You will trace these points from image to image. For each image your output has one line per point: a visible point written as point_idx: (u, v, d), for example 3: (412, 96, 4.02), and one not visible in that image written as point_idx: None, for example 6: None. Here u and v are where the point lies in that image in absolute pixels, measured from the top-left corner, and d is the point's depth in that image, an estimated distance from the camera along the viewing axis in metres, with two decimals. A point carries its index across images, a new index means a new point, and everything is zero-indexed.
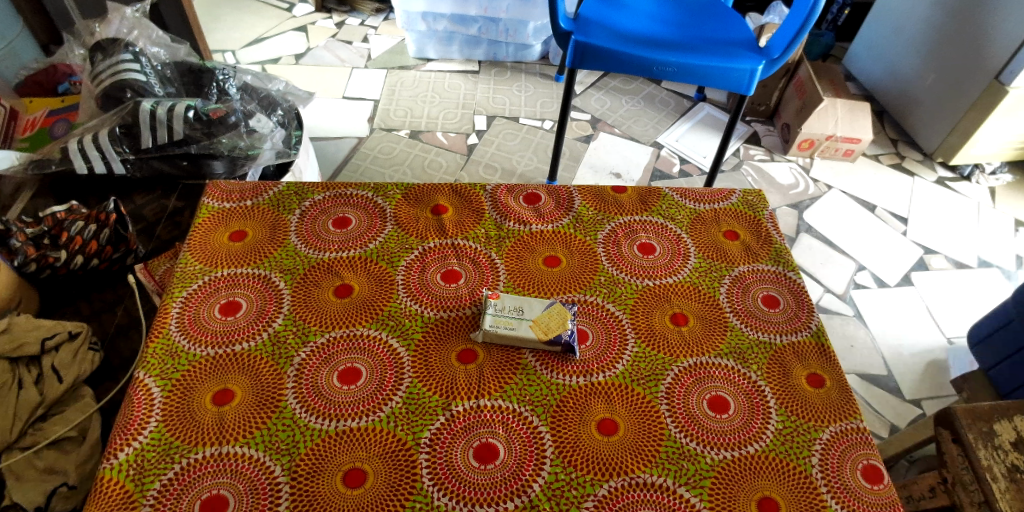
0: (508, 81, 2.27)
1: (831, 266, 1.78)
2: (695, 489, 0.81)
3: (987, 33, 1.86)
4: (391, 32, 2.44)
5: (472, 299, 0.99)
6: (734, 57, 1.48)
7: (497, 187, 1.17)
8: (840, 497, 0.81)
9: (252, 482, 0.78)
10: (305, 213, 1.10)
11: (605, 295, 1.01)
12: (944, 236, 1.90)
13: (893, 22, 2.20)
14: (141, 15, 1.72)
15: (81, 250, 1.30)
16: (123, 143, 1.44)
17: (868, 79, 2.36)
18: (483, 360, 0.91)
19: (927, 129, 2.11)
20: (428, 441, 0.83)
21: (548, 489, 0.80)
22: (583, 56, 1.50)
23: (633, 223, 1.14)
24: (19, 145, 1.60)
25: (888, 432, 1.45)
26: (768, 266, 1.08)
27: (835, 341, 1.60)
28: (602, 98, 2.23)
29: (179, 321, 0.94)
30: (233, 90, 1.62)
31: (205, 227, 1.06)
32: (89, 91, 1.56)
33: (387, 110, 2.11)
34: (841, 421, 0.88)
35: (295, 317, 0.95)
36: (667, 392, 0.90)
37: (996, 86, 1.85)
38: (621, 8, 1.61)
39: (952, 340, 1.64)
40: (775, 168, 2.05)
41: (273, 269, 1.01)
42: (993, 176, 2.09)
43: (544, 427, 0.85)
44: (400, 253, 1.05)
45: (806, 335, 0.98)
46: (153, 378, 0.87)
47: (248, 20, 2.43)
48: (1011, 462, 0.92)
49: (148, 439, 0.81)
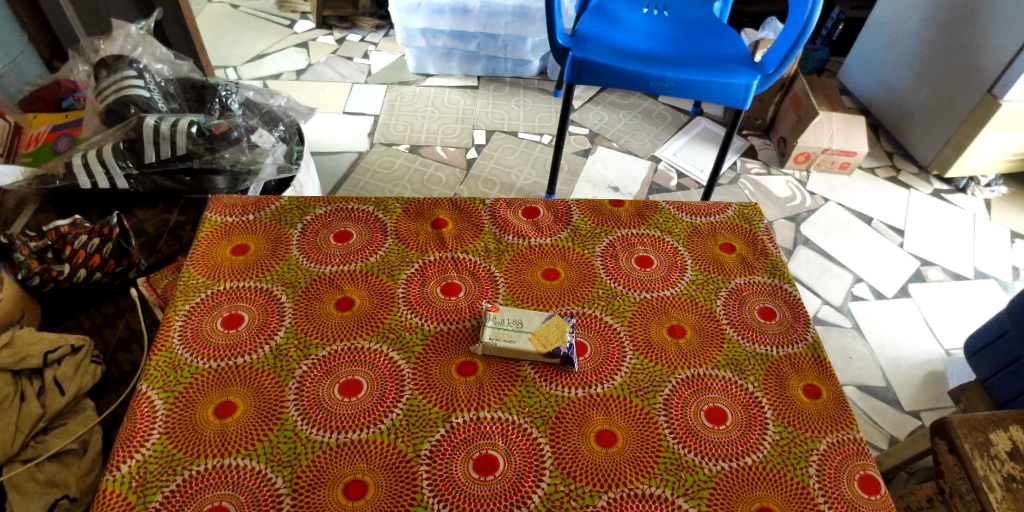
0: (507, 96, 2.29)
1: (828, 278, 1.80)
2: (694, 499, 0.82)
3: (980, 47, 1.89)
4: (391, 48, 2.47)
5: (472, 312, 1.00)
6: (730, 72, 1.50)
7: (497, 202, 1.19)
8: (836, 505, 0.82)
9: (253, 494, 0.79)
10: (306, 227, 1.12)
11: (603, 307, 1.03)
12: (941, 247, 1.92)
13: (887, 37, 2.23)
14: (145, 33, 1.74)
15: (83, 264, 1.31)
16: (127, 158, 1.45)
17: (862, 93, 2.39)
18: (483, 373, 0.92)
19: (922, 142, 2.14)
20: (428, 452, 0.84)
21: (548, 501, 0.80)
22: (581, 71, 1.52)
23: (632, 237, 1.15)
24: (22, 161, 1.62)
25: (888, 443, 1.46)
26: (764, 278, 1.09)
27: (834, 354, 1.61)
28: (600, 113, 2.26)
29: (182, 334, 0.95)
30: (234, 107, 1.65)
31: (207, 241, 1.08)
32: (93, 107, 1.58)
33: (387, 124, 2.13)
34: (839, 431, 0.89)
35: (296, 329, 0.96)
36: (666, 404, 0.91)
37: (990, 99, 1.87)
38: (618, 24, 1.64)
39: (950, 352, 1.65)
40: (773, 182, 2.07)
41: (274, 282, 1.02)
42: (989, 189, 2.11)
43: (543, 439, 0.86)
44: (400, 266, 1.06)
45: (803, 346, 0.99)
46: (155, 390, 0.88)
47: (250, 38, 2.46)
48: (1008, 472, 0.93)
49: (150, 450, 0.82)
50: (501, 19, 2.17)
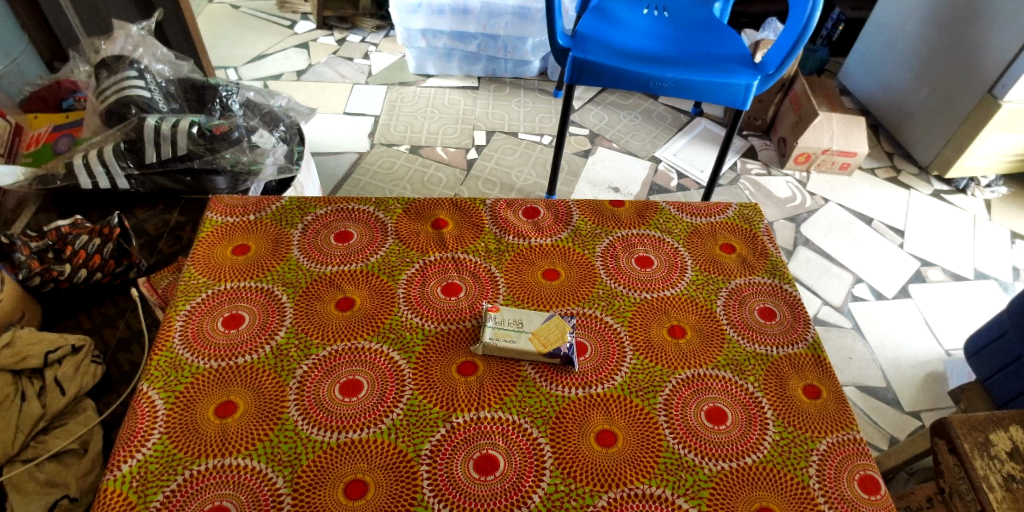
0: (507, 96, 2.29)
1: (828, 279, 1.80)
2: (694, 499, 0.82)
3: (980, 48, 1.89)
4: (392, 48, 2.47)
5: (472, 312, 1.00)
6: (730, 73, 1.50)
7: (497, 202, 1.19)
8: (836, 505, 0.82)
9: (253, 494, 0.79)
10: (307, 227, 1.12)
11: (603, 307, 1.03)
12: (941, 248, 1.92)
13: (887, 37, 2.23)
14: (146, 33, 1.74)
15: (84, 264, 1.31)
16: (128, 159, 1.45)
17: (862, 93, 2.39)
18: (483, 373, 0.93)
19: (922, 143, 2.14)
20: (428, 452, 0.84)
21: (548, 500, 0.80)
22: (581, 72, 1.52)
23: (632, 237, 1.15)
24: (23, 161, 1.62)
25: (888, 444, 1.46)
26: (764, 278, 1.09)
27: (834, 354, 1.61)
28: (600, 113, 2.26)
29: (182, 334, 0.95)
30: (235, 107, 1.65)
31: (208, 242, 1.08)
32: (94, 107, 1.59)
33: (387, 125, 2.13)
34: (839, 432, 0.89)
35: (296, 329, 0.96)
36: (666, 404, 0.91)
37: (990, 100, 1.88)
38: (618, 25, 1.64)
39: (950, 352, 1.65)
40: (773, 182, 2.07)
41: (275, 282, 1.02)
42: (989, 189, 2.11)
43: (543, 439, 0.86)
44: (400, 267, 1.06)
45: (803, 346, 0.99)
46: (156, 390, 0.88)
47: (250, 38, 2.46)
48: (1008, 472, 0.93)
49: (151, 450, 0.82)
50: (501, 20, 2.17)
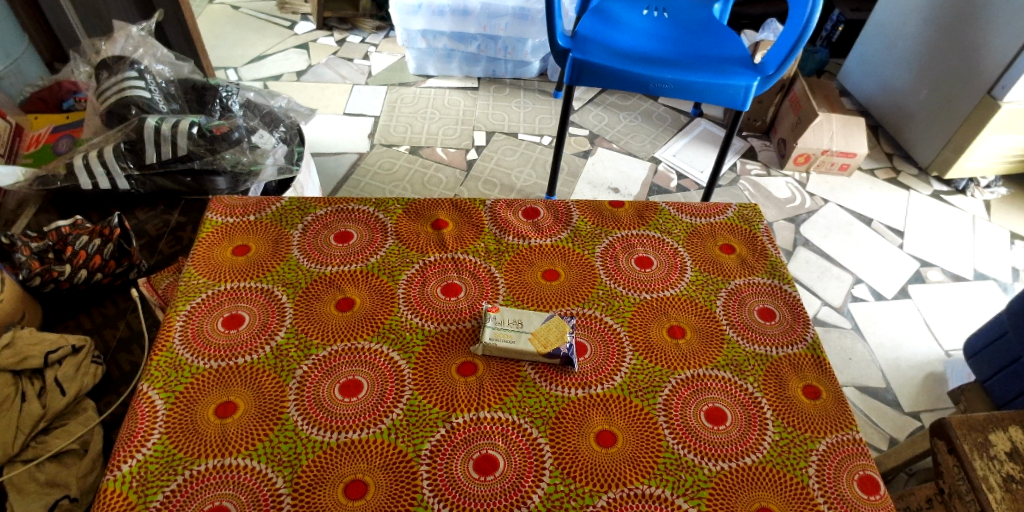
0: (507, 97, 2.30)
1: (828, 280, 1.80)
2: (694, 499, 0.82)
3: (979, 49, 1.89)
4: (392, 49, 2.47)
5: (472, 313, 1.00)
6: (729, 74, 1.50)
7: (497, 202, 1.19)
8: (835, 505, 0.82)
9: (253, 494, 0.79)
10: (307, 227, 1.12)
11: (603, 307, 1.03)
12: (940, 249, 1.92)
13: (887, 38, 2.23)
14: (146, 34, 1.74)
15: (84, 264, 1.31)
16: (128, 159, 1.45)
17: (862, 94, 2.39)
18: (483, 373, 0.93)
19: (922, 143, 2.14)
20: (428, 452, 0.84)
21: (548, 500, 0.81)
22: (580, 72, 1.52)
23: (631, 237, 1.15)
24: (23, 161, 1.62)
25: (887, 444, 1.46)
26: (764, 279, 1.09)
27: (834, 355, 1.61)
28: (600, 114, 2.26)
29: (182, 334, 0.95)
30: (235, 108, 1.66)
31: (208, 242, 1.08)
32: (94, 108, 1.59)
33: (387, 125, 2.14)
34: (838, 432, 0.89)
35: (296, 329, 0.96)
36: (666, 405, 0.91)
37: (990, 100, 1.88)
38: (618, 26, 1.65)
39: (949, 353, 1.65)
40: (773, 183, 2.07)
41: (275, 282, 1.02)
42: (988, 190, 2.12)
43: (543, 439, 0.86)
44: (400, 267, 1.06)
45: (802, 347, 0.99)
46: (156, 390, 0.88)
47: (250, 39, 2.46)
48: (1007, 472, 0.93)
49: (151, 450, 0.82)
50: (501, 21, 2.17)
